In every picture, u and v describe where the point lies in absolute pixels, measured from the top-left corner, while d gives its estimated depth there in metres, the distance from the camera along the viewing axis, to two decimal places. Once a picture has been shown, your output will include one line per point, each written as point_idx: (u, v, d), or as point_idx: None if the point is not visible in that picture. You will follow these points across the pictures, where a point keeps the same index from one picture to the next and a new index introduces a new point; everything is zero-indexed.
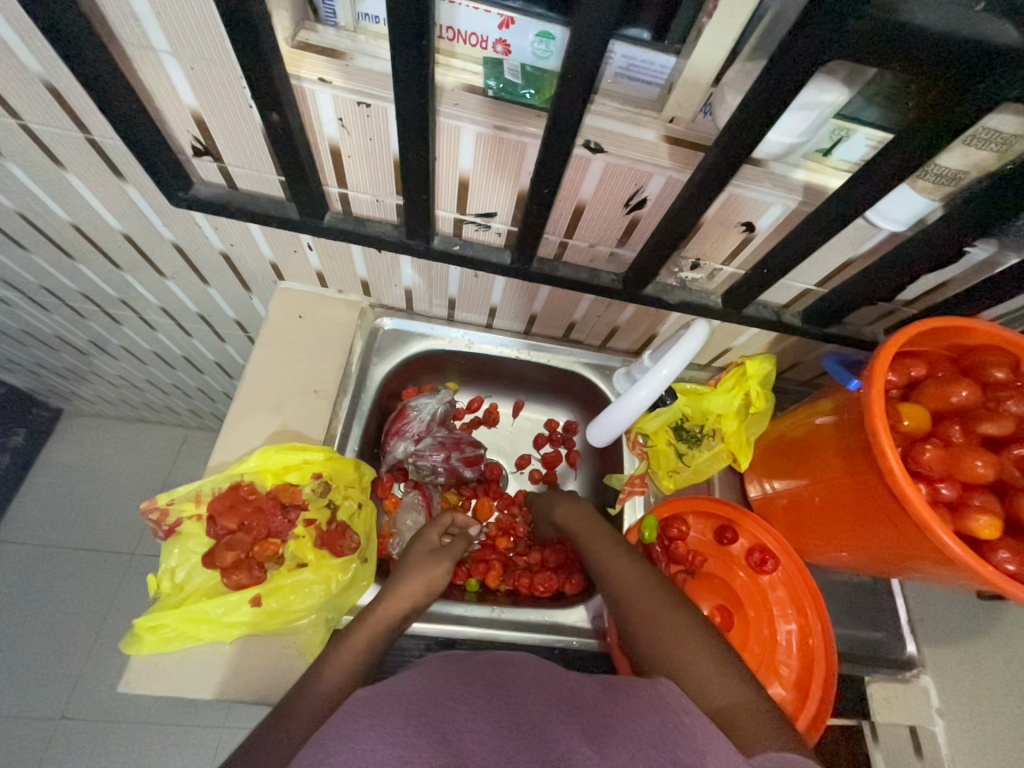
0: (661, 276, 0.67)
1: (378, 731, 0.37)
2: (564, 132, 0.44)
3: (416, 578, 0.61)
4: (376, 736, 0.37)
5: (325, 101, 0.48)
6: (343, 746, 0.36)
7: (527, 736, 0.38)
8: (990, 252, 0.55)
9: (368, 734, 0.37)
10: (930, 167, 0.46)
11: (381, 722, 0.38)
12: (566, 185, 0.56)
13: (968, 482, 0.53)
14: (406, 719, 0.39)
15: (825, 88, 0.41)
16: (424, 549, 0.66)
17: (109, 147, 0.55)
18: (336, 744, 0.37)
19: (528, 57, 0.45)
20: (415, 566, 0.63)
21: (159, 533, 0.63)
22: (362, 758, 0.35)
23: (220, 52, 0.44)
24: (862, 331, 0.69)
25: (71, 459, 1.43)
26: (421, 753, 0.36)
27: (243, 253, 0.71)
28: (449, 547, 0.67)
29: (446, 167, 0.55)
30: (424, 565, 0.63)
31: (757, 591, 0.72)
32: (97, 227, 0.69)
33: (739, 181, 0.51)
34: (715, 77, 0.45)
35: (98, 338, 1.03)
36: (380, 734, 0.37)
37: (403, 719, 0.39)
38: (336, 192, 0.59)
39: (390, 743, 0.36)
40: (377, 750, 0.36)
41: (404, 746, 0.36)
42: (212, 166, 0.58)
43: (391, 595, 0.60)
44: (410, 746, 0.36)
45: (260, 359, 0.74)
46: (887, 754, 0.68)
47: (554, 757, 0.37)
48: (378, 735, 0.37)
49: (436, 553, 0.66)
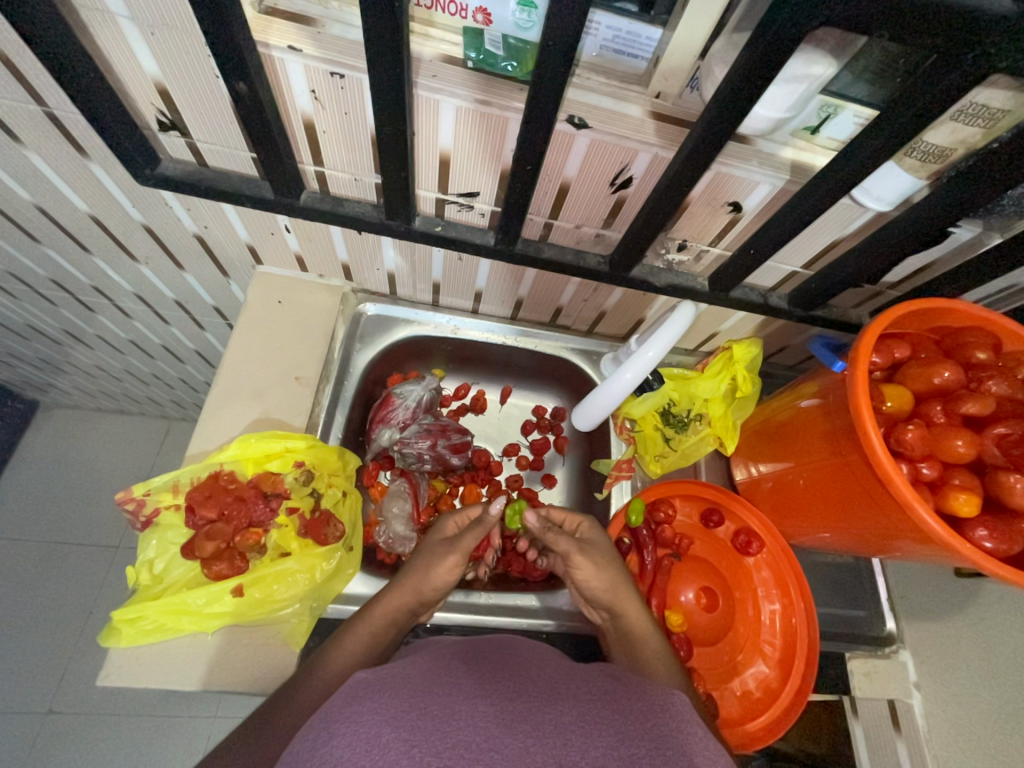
0: (648, 258, 0.66)
1: (378, 717, 0.36)
2: (547, 107, 0.43)
3: (424, 570, 0.60)
4: (378, 720, 0.36)
5: (295, 71, 0.46)
6: (345, 729, 0.35)
7: (523, 715, 0.38)
8: (975, 232, 0.55)
9: (369, 719, 0.36)
10: (916, 143, 0.45)
11: (380, 707, 0.37)
12: (550, 164, 0.54)
13: (948, 462, 0.53)
14: (405, 705, 0.37)
15: (812, 60, 0.40)
16: (439, 538, 0.64)
17: (69, 122, 0.52)
18: (338, 729, 0.35)
19: (509, 28, 0.43)
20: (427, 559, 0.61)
21: (135, 524, 0.61)
22: (365, 743, 0.34)
23: (180, 17, 0.42)
24: (848, 314, 0.69)
25: (49, 452, 1.39)
26: (422, 735, 0.35)
27: (218, 236, 0.69)
28: (462, 536, 0.63)
29: (427, 144, 0.53)
30: (429, 556, 0.61)
31: (742, 572, 0.73)
32: (61, 208, 0.66)
33: (725, 159, 0.50)
34: (702, 49, 0.44)
35: (71, 327, 0.99)
36: (384, 718, 0.36)
37: (404, 703, 0.37)
38: (313, 170, 0.57)
39: (393, 726, 0.35)
40: (381, 735, 0.34)
41: (407, 730, 0.35)
42: (181, 142, 0.55)
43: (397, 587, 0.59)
44: (412, 730, 0.35)
45: (239, 346, 0.72)
46: (865, 726, 0.71)
47: (542, 733, 0.36)
48: (381, 719, 0.36)
49: (449, 543, 0.62)
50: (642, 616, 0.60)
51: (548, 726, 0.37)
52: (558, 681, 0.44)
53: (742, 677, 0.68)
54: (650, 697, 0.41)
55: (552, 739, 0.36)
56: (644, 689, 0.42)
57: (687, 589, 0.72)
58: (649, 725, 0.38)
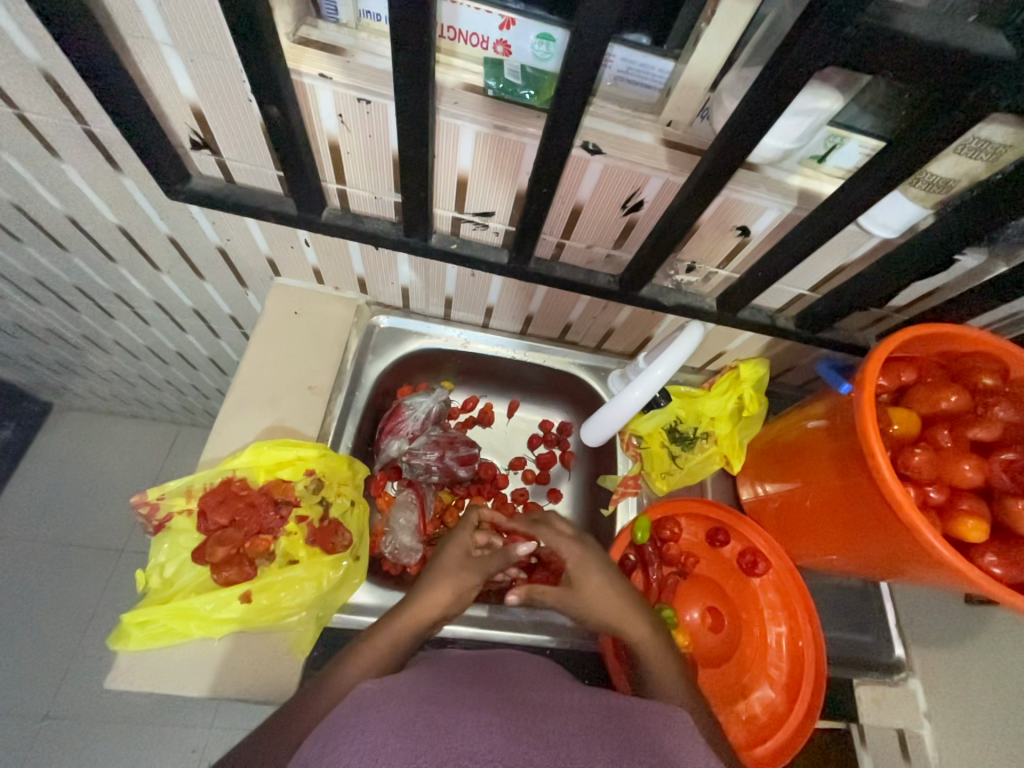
0: (656, 278, 0.67)
1: (386, 724, 0.35)
2: (563, 133, 0.45)
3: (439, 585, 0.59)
4: (385, 729, 0.35)
5: (325, 97, 0.48)
6: (352, 737, 0.34)
7: (527, 728, 0.37)
8: (980, 260, 0.56)
9: (376, 728, 0.35)
10: (922, 174, 0.47)
11: (386, 716, 0.37)
12: (563, 186, 0.56)
13: (955, 487, 0.54)
14: (410, 714, 0.37)
15: (820, 94, 0.42)
16: (460, 552, 0.62)
17: (106, 138, 0.55)
18: (343, 738, 0.35)
19: (528, 58, 0.45)
20: (448, 571, 0.60)
21: (148, 528, 0.62)
22: (372, 751, 0.33)
23: (219, 44, 0.44)
24: (854, 336, 0.70)
25: (60, 455, 1.41)
26: (430, 744, 0.34)
27: (240, 248, 0.71)
28: (485, 557, 0.62)
29: (446, 165, 0.56)
30: (456, 572, 0.60)
31: (748, 593, 0.72)
32: (92, 219, 0.69)
33: (734, 185, 0.52)
34: (713, 82, 0.46)
35: (90, 332, 1.02)
36: (390, 726, 0.35)
37: (409, 713, 0.37)
38: (335, 188, 0.60)
39: (398, 736, 0.34)
40: (386, 743, 0.34)
41: (413, 739, 0.34)
42: (210, 159, 0.57)
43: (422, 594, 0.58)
44: (418, 738, 0.34)
45: (255, 355, 0.74)
46: (876, 757, 0.69)
47: (545, 746, 0.36)
48: (387, 729, 0.35)
49: (469, 562, 0.62)
50: (642, 638, 0.58)
51: (550, 739, 0.37)
52: (560, 695, 0.44)
53: (747, 701, 0.67)
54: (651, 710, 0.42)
55: (556, 751, 0.36)
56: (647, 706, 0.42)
57: (692, 608, 0.72)
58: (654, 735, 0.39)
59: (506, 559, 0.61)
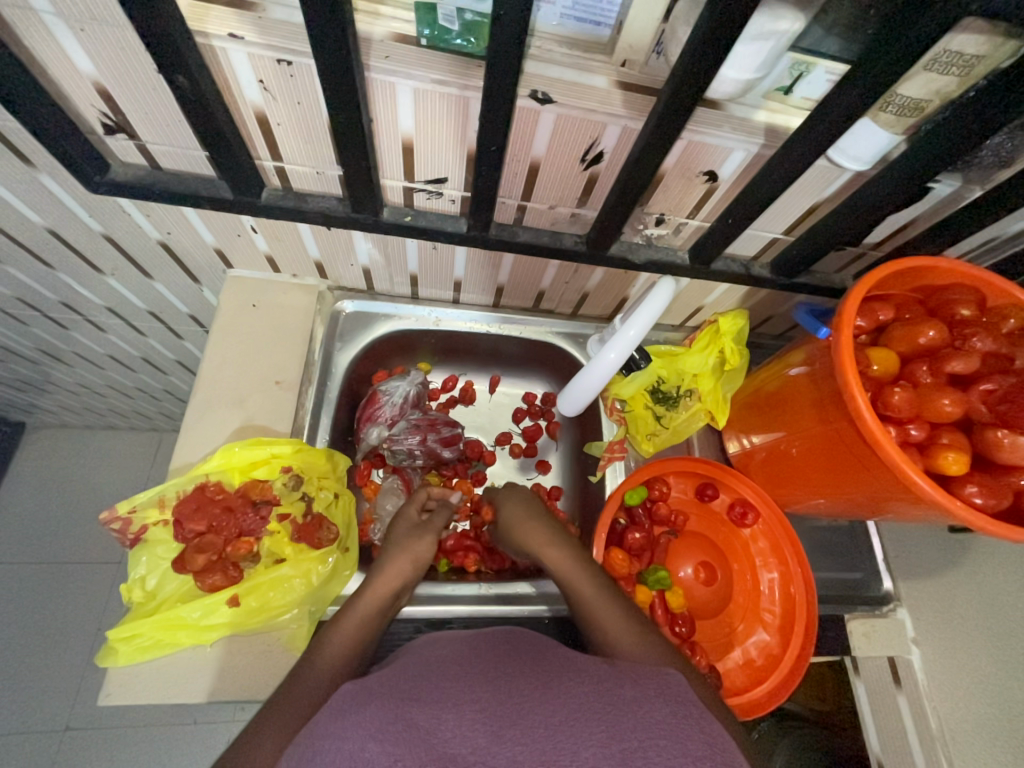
0: (626, 234, 0.64)
1: (365, 729, 0.34)
2: (506, 82, 0.41)
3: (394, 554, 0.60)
4: (364, 733, 0.34)
5: (241, 62, 0.43)
6: (330, 745, 0.33)
7: (513, 721, 0.34)
8: (955, 186, 0.54)
9: (355, 732, 0.34)
10: (890, 97, 0.44)
11: (369, 718, 0.35)
12: (517, 142, 0.52)
13: (935, 422, 0.53)
14: (392, 715, 0.35)
15: (778, 15, 0.39)
16: (404, 526, 0.64)
17: (9, 131, 0.50)
18: (324, 744, 0.33)
19: (464, 1, 0.40)
20: (400, 541, 0.62)
21: (125, 542, 0.60)
22: (351, 757, 0.32)
23: (110, 9, 0.39)
24: (832, 278, 0.69)
25: (39, 474, 1.38)
26: (411, 746, 0.32)
27: (183, 241, 0.66)
28: (431, 520, 0.64)
29: (388, 131, 0.51)
30: (405, 542, 0.61)
31: (739, 543, 0.74)
32: (16, 224, 0.64)
33: (696, 126, 0.49)
34: (665, 11, 0.42)
35: (45, 346, 0.97)
36: (368, 731, 0.34)
37: (390, 713, 0.35)
38: (272, 166, 0.55)
39: (378, 739, 0.33)
40: (365, 749, 0.32)
41: (392, 742, 0.33)
42: (130, 145, 0.53)
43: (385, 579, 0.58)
44: (397, 742, 0.33)
45: (216, 353, 0.70)
46: (869, 683, 0.74)
47: (530, 738, 0.33)
48: (365, 732, 0.33)
49: (418, 527, 0.64)
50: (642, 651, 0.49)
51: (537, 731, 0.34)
52: (561, 663, 0.42)
53: (743, 646, 0.69)
54: (644, 684, 0.39)
55: (541, 746, 0.33)
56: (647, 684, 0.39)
57: (685, 565, 0.72)
58: (638, 711, 0.36)
59: (450, 511, 0.66)
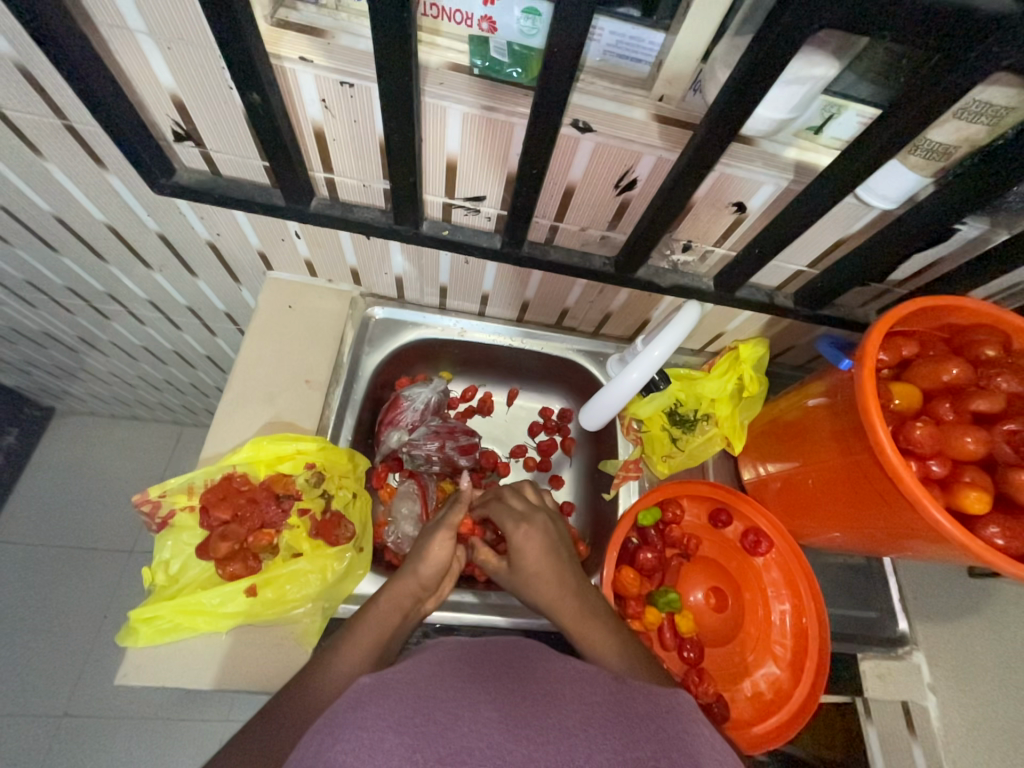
0: (653, 259, 0.66)
1: (385, 719, 0.34)
2: (551, 112, 0.43)
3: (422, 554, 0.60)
4: (383, 724, 0.34)
5: (307, 81, 0.47)
6: (350, 733, 0.34)
7: (529, 720, 0.35)
8: (982, 229, 0.55)
9: (375, 722, 0.34)
10: (919, 141, 0.45)
11: (388, 710, 0.35)
12: (556, 166, 0.55)
13: (958, 460, 0.53)
14: (410, 709, 0.36)
15: (814, 61, 0.41)
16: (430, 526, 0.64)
17: (87, 134, 0.54)
18: (345, 730, 0.34)
19: (514, 35, 0.44)
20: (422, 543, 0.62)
21: (151, 526, 0.62)
22: (371, 747, 0.32)
23: (196, 31, 0.43)
24: (856, 312, 0.69)
25: (63, 459, 1.42)
26: (430, 739, 0.33)
27: (230, 243, 0.70)
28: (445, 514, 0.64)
29: (433, 150, 0.54)
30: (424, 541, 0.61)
31: (751, 572, 0.73)
32: (79, 219, 0.68)
33: (728, 160, 0.51)
34: (705, 52, 0.44)
35: (86, 334, 1.01)
36: (388, 722, 0.34)
37: (409, 705, 0.36)
38: (322, 177, 0.59)
39: (398, 731, 0.33)
40: (385, 739, 0.33)
41: (412, 736, 0.33)
42: (195, 152, 0.56)
43: (398, 578, 0.59)
44: (417, 736, 0.33)
45: (251, 349, 0.73)
46: (880, 729, 0.70)
47: (545, 740, 0.34)
48: (385, 723, 0.34)
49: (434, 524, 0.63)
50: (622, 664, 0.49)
51: (552, 735, 0.34)
52: (573, 674, 0.42)
53: (752, 678, 0.68)
54: (657, 700, 0.39)
55: (557, 748, 0.33)
56: (660, 702, 0.39)
57: (696, 589, 0.72)
58: (652, 727, 0.36)
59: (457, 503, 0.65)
